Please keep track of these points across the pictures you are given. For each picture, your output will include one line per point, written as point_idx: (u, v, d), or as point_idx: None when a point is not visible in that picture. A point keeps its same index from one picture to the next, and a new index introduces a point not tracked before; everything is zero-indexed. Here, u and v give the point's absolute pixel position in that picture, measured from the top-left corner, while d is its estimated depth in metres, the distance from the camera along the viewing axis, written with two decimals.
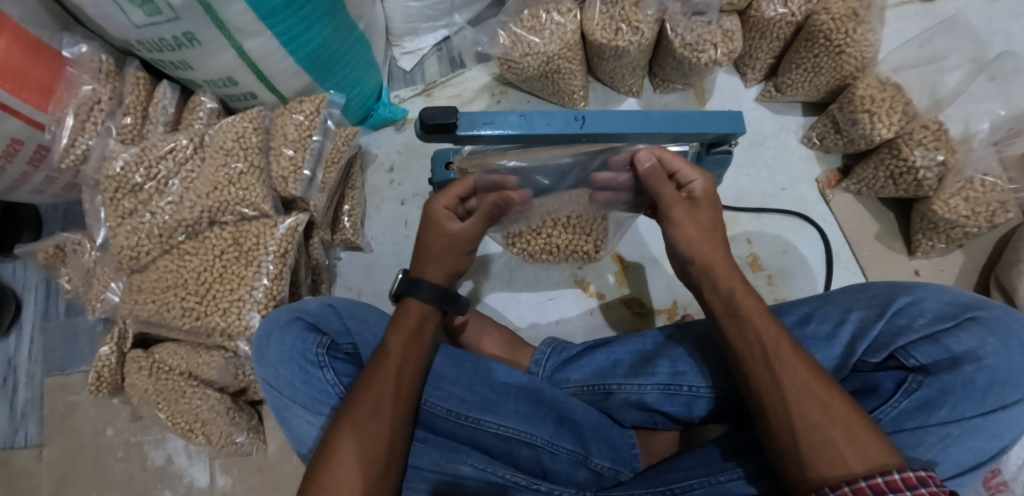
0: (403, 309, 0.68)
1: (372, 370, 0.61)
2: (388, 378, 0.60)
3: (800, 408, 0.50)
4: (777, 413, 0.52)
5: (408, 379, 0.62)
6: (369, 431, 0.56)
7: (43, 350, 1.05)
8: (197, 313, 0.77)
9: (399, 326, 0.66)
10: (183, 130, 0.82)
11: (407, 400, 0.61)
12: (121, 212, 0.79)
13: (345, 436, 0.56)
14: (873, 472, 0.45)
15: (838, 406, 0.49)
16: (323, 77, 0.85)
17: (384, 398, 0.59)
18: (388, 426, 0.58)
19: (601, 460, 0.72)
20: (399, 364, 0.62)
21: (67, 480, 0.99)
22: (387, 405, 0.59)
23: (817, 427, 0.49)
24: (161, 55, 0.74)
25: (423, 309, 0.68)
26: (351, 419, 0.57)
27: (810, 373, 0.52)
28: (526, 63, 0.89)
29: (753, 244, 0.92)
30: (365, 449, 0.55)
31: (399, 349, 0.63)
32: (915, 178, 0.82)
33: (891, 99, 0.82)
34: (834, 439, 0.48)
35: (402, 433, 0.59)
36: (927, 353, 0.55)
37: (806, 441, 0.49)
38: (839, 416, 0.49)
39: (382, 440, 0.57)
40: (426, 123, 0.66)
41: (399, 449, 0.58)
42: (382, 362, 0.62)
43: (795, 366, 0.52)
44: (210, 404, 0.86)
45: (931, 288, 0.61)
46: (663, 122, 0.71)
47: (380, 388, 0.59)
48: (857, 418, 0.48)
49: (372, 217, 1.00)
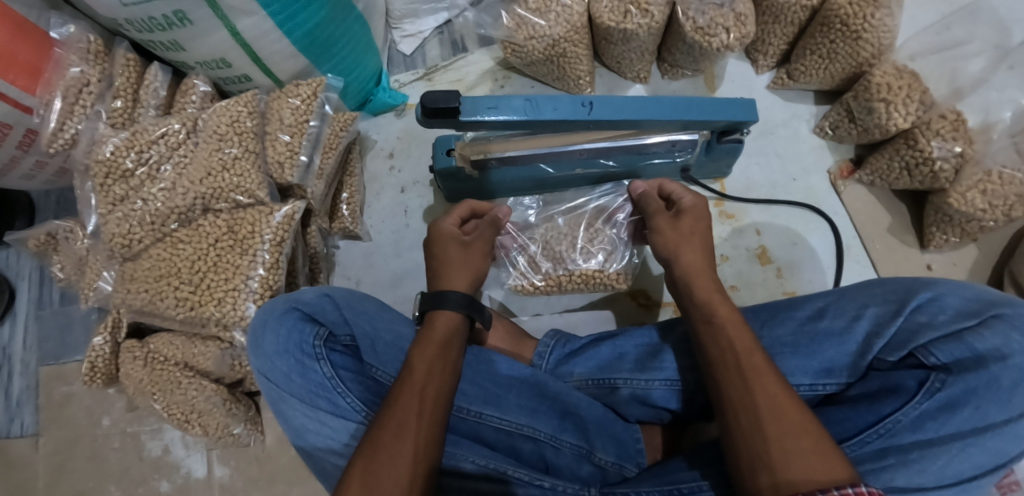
0: (430, 323, 0.66)
1: (396, 389, 0.58)
2: (411, 394, 0.57)
3: (761, 425, 0.48)
4: (738, 429, 0.50)
5: (431, 393, 0.58)
6: (390, 454, 0.52)
7: (37, 339, 1.03)
8: (191, 302, 0.74)
9: (432, 338, 0.64)
10: (174, 114, 0.79)
11: (432, 418, 0.57)
12: (111, 199, 0.76)
13: (364, 459, 0.52)
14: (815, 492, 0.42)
15: (796, 427, 0.47)
16: (320, 59, 0.82)
17: (408, 415, 0.55)
18: (409, 447, 0.53)
19: (605, 455, 0.70)
20: (425, 379, 0.59)
21: (63, 470, 0.97)
22: (410, 423, 0.55)
23: (768, 446, 0.47)
24: (151, 35, 0.71)
25: (455, 323, 0.67)
26: (374, 443, 0.53)
27: (756, 371, 0.52)
28: (530, 47, 0.86)
29: (762, 236, 0.90)
30: (386, 474, 0.51)
31: (424, 363, 0.61)
32: (931, 170, 0.79)
33: (908, 87, 0.79)
34: (789, 461, 0.45)
35: (428, 456, 0.54)
36: (949, 351, 0.54)
37: (756, 465, 0.47)
38: (781, 427, 0.47)
39: (404, 463, 0.52)
40: (428, 107, 0.63)
41: (423, 473, 0.53)
42: (407, 376, 0.59)
43: (766, 380, 0.51)
44: (206, 395, 0.84)
45: (952, 283, 0.59)
46: (673, 109, 0.70)
47: (403, 406, 0.56)
48: (796, 426, 0.47)
49: (371, 205, 0.98)
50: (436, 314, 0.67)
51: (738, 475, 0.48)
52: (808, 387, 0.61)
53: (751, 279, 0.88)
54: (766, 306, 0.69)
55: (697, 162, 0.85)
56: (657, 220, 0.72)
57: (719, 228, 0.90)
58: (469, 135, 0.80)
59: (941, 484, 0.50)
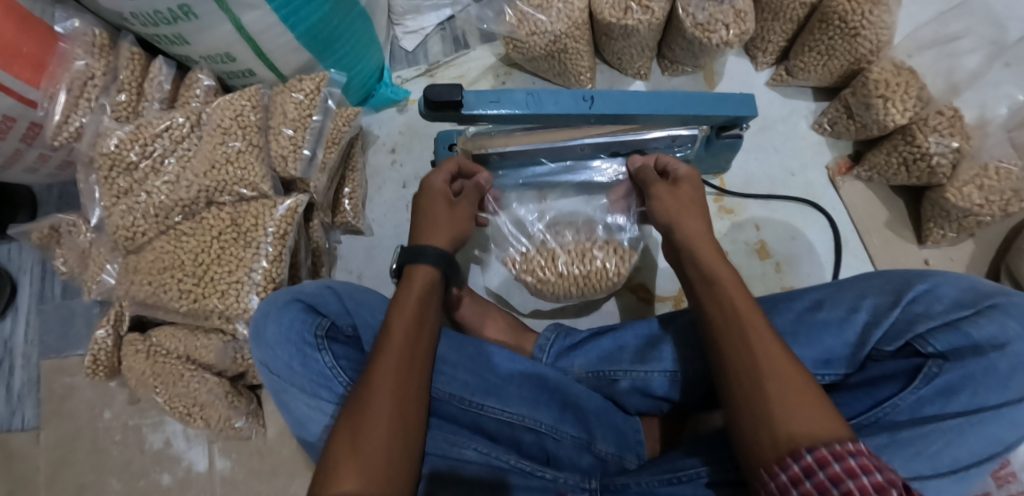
0: (409, 278, 0.66)
1: (378, 348, 0.58)
2: (392, 353, 0.57)
3: (761, 388, 0.48)
4: (740, 391, 0.50)
5: (414, 352, 0.58)
6: (370, 412, 0.52)
7: (39, 332, 1.03)
8: (194, 295, 0.75)
9: (407, 297, 0.64)
10: (178, 108, 0.79)
11: (413, 377, 0.57)
12: (116, 192, 0.77)
13: (347, 421, 0.52)
14: (803, 450, 0.43)
15: (794, 392, 0.47)
16: (323, 54, 0.82)
17: (387, 375, 0.55)
18: (389, 405, 0.53)
19: (605, 446, 0.71)
20: (404, 337, 0.59)
21: (64, 463, 0.98)
22: (390, 384, 0.54)
23: (771, 407, 0.47)
24: (156, 28, 0.71)
25: (431, 278, 0.66)
26: (358, 403, 0.53)
27: (756, 334, 0.52)
28: (532, 42, 0.87)
29: (761, 231, 0.90)
30: (368, 433, 0.51)
31: (404, 321, 0.60)
32: (929, 165, 0.80)
33: (905, 84, 0.80)
34: (792, 423, 0.45)
35: (410, 416, 0.54)
36: (946, 340, 0.54)
37: (756, 424, 0.47)
38: (781, 389, 0.47)
39: (385, 420, 0.52)
40: (431, 100, 0.65)
41: (405, 431, 0.53)
42: (385, 335, 0.59)
43: (769, 343, 0.51)
44: (208, 388, 0.85)
45: (948, 275, 0.59)
46: (671, 103, 0.71)
47: (384, 366, 0.56)
48: (793, 388, 0.47)
49: (373, 199, 0.99)
50: (412, 270, 0.66)
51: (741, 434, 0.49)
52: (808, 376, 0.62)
53: (749, 273, 0.88)
54: (764, 299, 0.69)
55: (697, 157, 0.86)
56: (657, 187, 0.72)
57: (718, 223, 0.91)
58: (470, 130, 0.82)
59: (937, 474, 0.50)
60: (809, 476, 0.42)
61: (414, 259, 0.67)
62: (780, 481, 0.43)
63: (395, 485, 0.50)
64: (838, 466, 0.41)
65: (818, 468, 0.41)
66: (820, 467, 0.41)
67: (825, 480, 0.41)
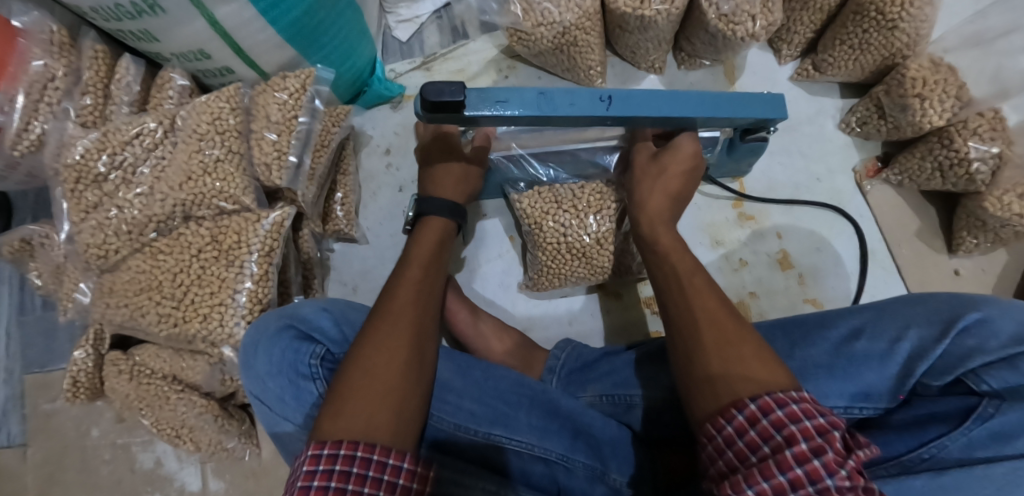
0: (424, 225, 0.69)
1: (395, 282, 0.60)
2: (408, 286, 0.59)
3: (700, 342, 0.49)
4: (680, 349, 0.51)
5: (428, 287, 0.61)
6: (383, 342, 0.52)
7: (20, 346, 0.98)
8: (174, 319, 0.69)
9: (419, 246, 0.66)
10: (151, 111, 0.72)
11: (427, 308, 0.59)
12: (84, 206, 0.70)
13: (368, 337, 0.53)
14: (746, 400, 0.43)
15: (731, 350, 0.47)
16: (309, 49, 0.75)
17: (406, 302, 0.57)
18: (409, 325, 0.55)
19: (619, 475, 0.65)
20: (420, 274, 0.62)
21: (52, 482, 0.93)
22: (409, 310, 0.56)
23: (708, 363, 0.47)
24: (120, 24, 0.64)
25: (442, 231, 0.69)
26: (377, 322, 0.55)
27: (698, 297, 0.53)
28: (539, 35, 0.79)
29: (783, 239, 0.84)
30: (380, 359, 0.51)
31: (420, 261, 0.63)
32: (967, 172, 0.73)
33: (944, 81, 0.73)
34: (728, 370, 0.46)
35: (420, 350, 0.54)
36: (1003, 378, 0.48)
37: (700, 380, 0.47)
38: (720, 345, 0.48)
39: (396, 351, 0.52)
40: (431, 100, 0.57)
41: (417, 362, 0.52)
42: (396, 281, 0.60)
43: (704, 297, 0.52)
44: (196, 412, 0.79)
45: (1003, 305, 0.54)
46: (696, 105, 0.64)
47: (403, 294, 0.58)
48: (731, 340, 0.48)
49: (367, 205, 0.92)
50: (425, 224, 0.69)
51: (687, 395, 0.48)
52: (843, 410, 0.57)
53: (772, 286, 0.83)
54: (793, 322, 0.64)
55: (718, 162, 0.80)
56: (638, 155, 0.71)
57: (737, 231, 0.85)
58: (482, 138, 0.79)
59: None
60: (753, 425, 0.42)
61: (423, 213, 0.70)
62: (726, 435, 0.43)
63: (413, 396, 0.51)
64: (781, 411, 0.41)
65: (761, 416, 0.42)
66: (764, 414, 0.42)
67: (768, 426, 0.41)
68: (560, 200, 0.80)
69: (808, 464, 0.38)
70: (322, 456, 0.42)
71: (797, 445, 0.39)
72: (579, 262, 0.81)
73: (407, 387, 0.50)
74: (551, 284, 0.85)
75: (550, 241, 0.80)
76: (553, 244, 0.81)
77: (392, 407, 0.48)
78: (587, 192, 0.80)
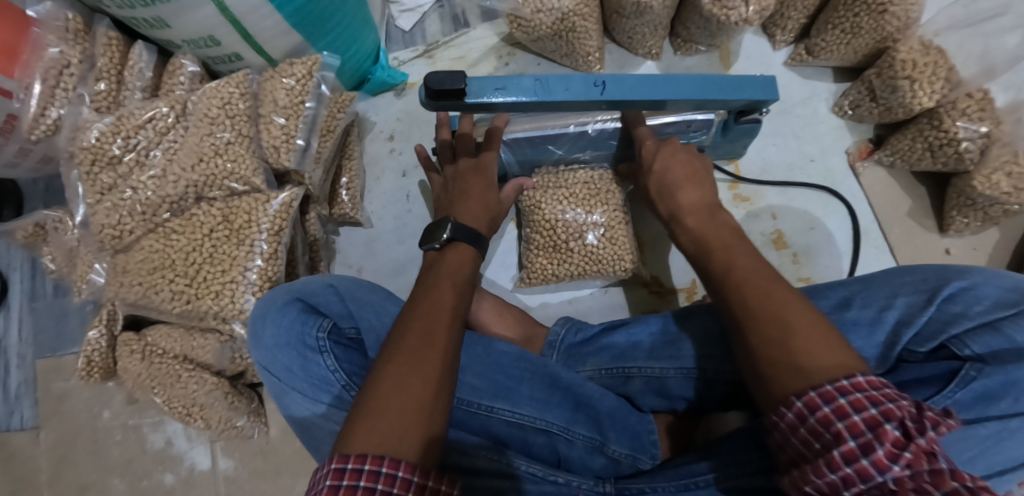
0: (449, 251, 0.65)
1: (424, 300, 0.58)
2: (440, 308, 0.56)
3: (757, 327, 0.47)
4: (751, 336, 0.47)
5: (457, 309, 0.58)
6: (418, 359, 0.51)
7: (32, 331, 1.00)
8: (187, 296, 0.72)
9: (450, 262, 0.64)
10: (162, 97, 0.74)
11: (456, 331, 0.56)
12: (99, 188, 0.72)
13: (393, 361, 0.51)
14: (793, 398, 0.42)
15: (751, 276, 0.51)
16: (315, 36, 0.76)
17: (437, 326, 0.54)
18: (438, 350, 0.52)
19: (619, 446, 0.67)
20: (453, 296, 0.59)
21: (66, 463, 0.96)
22: (438, 333, 0.54)
23: (743, 293, 0.50)
24: (134, 11, 0.66)
25: (471, 256, 0.66)
26: (403, 345, 0.52)
27: (746, 272, 0.51)
28: (538, 21, 0.82)
29: (777, 220, 0.87)
30: (413, 375, 0.50)
31: (450, 283, 0.61)
32: (956, 151, 0.75)
33: (934, 64, 0.75)
34: (796, 358, 0.44)
35: (452, 370, 0.53)
36: (985, 343, 0.50)
37: (767, 358, 0.45)
38: (790, 322, 0.46)
39: (430, 370, 0.50)
40: (433, 88, 0.59)
41: (448, 385, 0.51)
42: (431, 294, 0.58)
43: (726, 277, 0.53)
44: (207, 389, 0.81)
45: (986, 273, 0.55)
46: (688, 88, 0.65)
47: (432, 316, 0.55)
48: (783, 317, 0.46)
49: (371, 190, 0.94)
50: (451, 246, 0.66)
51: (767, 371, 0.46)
52: None
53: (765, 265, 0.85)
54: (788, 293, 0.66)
55: (714, 143, 0.82)
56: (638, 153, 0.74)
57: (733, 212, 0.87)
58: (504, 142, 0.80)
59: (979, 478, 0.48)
60: (802, 423, 0.41)
61: (455, 239, 0.66)
62: (787, 422, 0.43)
63: (436, 420, 0.48)
64: (841, 427, 0.39)
65: (834, 421, 0.39)
66: (823, 420, 0.40)
67: (817, 425, 0.40)
68: (566, 188, 0.84)
69: (859, 460, 0.38)
70: (346, 470, 0.42)
71: (841, 433, 0.39)
72: (577, 248, 0.84)
73: (431, 414, 0.48)
74: (543, 267, 0.86)
75: (549, 223, 0.84)
76: (552, 229, 0.84)
77: (424, 426, 0.47)
78: (592, 182, 0.84)
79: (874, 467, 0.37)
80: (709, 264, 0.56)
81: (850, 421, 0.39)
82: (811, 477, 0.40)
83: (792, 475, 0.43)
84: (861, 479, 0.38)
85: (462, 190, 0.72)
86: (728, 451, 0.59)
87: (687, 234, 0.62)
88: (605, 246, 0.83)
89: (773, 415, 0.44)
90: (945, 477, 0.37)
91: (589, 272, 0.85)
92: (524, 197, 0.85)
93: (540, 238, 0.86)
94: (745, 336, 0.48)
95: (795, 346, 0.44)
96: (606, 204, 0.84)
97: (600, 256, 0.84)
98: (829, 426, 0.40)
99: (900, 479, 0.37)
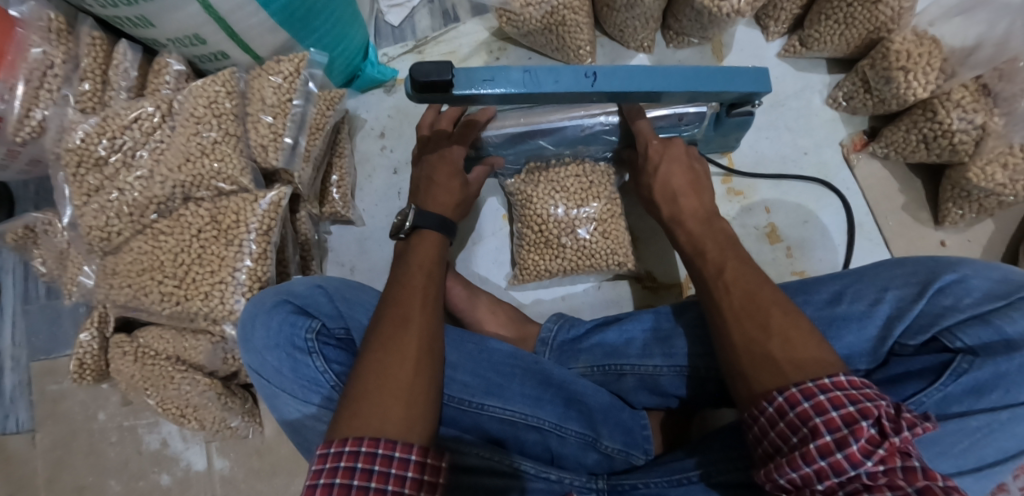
0: (417, 240, 0.67)
1: (399, 288, 0.59)
2: (414, 293, 0.58)
3: (736, 329, 0.49)
4: (741, 335, 0.48)
5: (433, 292, 0.59)
6: (394, 342, 0.51)
7: (26, 334, 0.99)
8: (176, 297, 0.71)
9: (419, 249, 0.65)
10: (149, 97, 0.74)
11: (433, 312, 0.57)
12: (86, 190, 0.72)
13: (372, 347, 0.51)
14: (776, 393, 0.43)
15: (743, 276, 0.52)
16: (301, 33, 0.75)
17: (411, 310, 0.55)
18: (414, 331, 0.53)
19: (612, 442, 0.67)
20: (424, 280, 0.60)
21: (62, 465, 0.96)
22: (414, 316, 0.55)
23: (730, 296, 0.51)
24: (116, 10, 0.65)
25: (437, 240, 0.68)
26: (380, 331, 0.53)
27: (737, 275, 0.53)
28: (527, 15, 0.81)
29: (771, 213, 0.86)
30: (391, 358, 0.50)
31: (422, 268, 0.62)
32: (951, 142, 0.75)
33: (928, 54, 0.74)
34: (779, 357, 0.45)
35: (434, 348, 0.53)
36: (976, 335, 0.49)
37: (749, 357, 0.47)
38: (781, 326, 0.47)
39: (408, 350, 0.51)
40: (419, 80, 0.58)
41: (432, 365, 0.52)
42: (404, 281, 0.60)
43: (723, 279, 0.53)
44: (199, 390, 0.81)
45: (978, 265, 0.55)
46: (679, 79, 0.64)
47: (406, 301, 0.56)
48: (768, 320, 0.48)
49: (362, 187, 0.94)
50: (416, 234, 0.68)
51: (741, 363, 0.47)
52: None
53: (759, 259, 0.85)
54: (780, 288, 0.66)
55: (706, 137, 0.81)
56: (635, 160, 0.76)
57: (727, 205, 0.87)
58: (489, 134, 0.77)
59: (963, 471, 0.47)
60: (781, 417, 0.42)
61: (418, 227, 0.68)
62: (768, 415, 0.43)
63: (423, 397, 0.49)
64: (820, 423, 0.40)
65: (814, 416, 0.40)
66: (801, 409, 0.41)
67: (795, 419, 0.41)
68: (556, 183, 0.84)
69: (833, 454, 0.38)
70: (328, 454, 0.43)
71: (819, 428, 0.40)
72: (569, 243, 0.83)
73: (413, 390, 0.48)
74: (535, 263, 0.86)
75: (539, 218, 0.84)
76: (542, 223, 0.84)
77: (410, 404, 0.47)
78: (582, 176, 0.84)
79: (847, 461, 0.38)
80: (702, 265, 0.58)
81: (828, 418, 0.40)
82: (784, 469, 0.40)
83: (764, 469, 0.43)
84: (834, 473, 0.38)
85: (428, 179, 0.74)
86: (718, 445, 0.58)
87: (687, 239, 0.62)
88: (597, 241, 0.83)
89: (754, 409, 0.45)
90: (917, 474, 0.37)
91: (581, 269, 0.85)
92: (512, 191, 0.87)
93: (530, 234, 0.85)
94: (729, 337, 0.49)
95: (777, 347, 0.46)
96: (598, 197, 0.84)
97: (592, 251, 0.83)
98: (806, 420, 0.40)
99: (874, 475, 0.38)
